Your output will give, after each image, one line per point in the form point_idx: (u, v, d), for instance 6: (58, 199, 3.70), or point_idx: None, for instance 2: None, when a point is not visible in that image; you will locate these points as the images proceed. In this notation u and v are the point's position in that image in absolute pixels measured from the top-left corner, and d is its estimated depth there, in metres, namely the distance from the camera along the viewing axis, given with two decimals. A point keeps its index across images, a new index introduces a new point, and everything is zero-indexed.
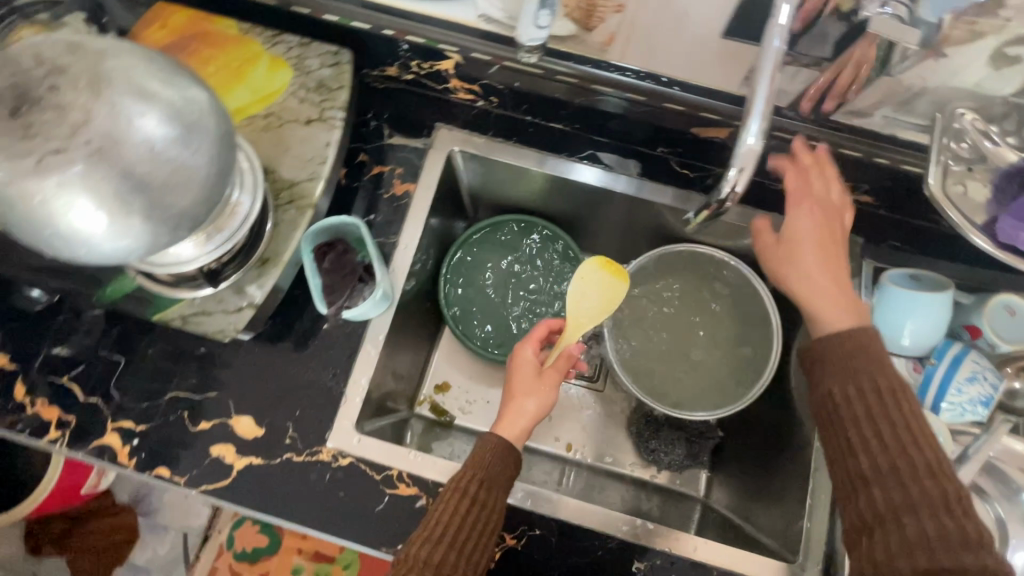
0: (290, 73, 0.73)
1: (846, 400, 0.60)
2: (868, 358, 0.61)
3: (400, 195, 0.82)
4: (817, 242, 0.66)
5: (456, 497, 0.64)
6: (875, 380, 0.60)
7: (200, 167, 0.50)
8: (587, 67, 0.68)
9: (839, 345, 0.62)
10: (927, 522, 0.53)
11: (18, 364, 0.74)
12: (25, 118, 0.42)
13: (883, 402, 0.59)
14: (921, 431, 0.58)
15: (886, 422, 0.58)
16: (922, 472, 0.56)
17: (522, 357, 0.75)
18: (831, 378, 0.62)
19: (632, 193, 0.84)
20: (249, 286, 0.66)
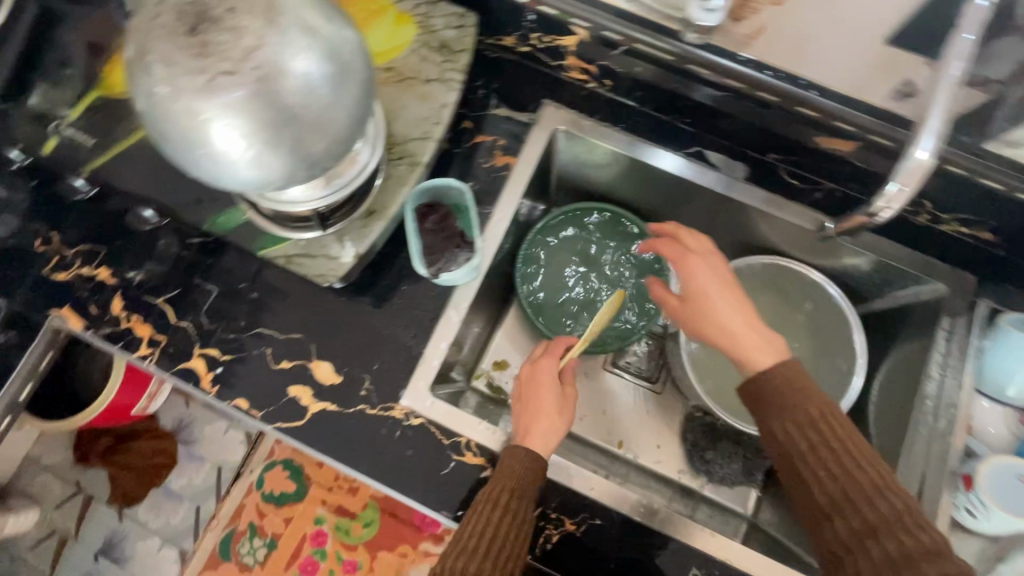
0: (414, 29, 0.73)
1: (791, 437, 0.62)
2: (799, 389, 0.63)
3: (499, 167, 0.81)
4: (720, 284, 0.72)
5: (489, 507, 0.64)
6: (811, 413, 0.62)
7: (345, 108, 0.50)
8: (721, 58, 0.65)
9: (771, 377, 0.64)
10: (892, 546, 0.56)
11: (119, 281, 0.77)
12: (202, 37, 0.43)
13: (826, 435, 0.61)
14: (862, 451, 0.60)
15: (833, 452, 0.61)
16: (874, 494, 0.58)
17: (543, 372, 0.76)
18: (773, 417, 0.63)
19: (721, 190, 0.81)
20: (353, 236, 0.67)
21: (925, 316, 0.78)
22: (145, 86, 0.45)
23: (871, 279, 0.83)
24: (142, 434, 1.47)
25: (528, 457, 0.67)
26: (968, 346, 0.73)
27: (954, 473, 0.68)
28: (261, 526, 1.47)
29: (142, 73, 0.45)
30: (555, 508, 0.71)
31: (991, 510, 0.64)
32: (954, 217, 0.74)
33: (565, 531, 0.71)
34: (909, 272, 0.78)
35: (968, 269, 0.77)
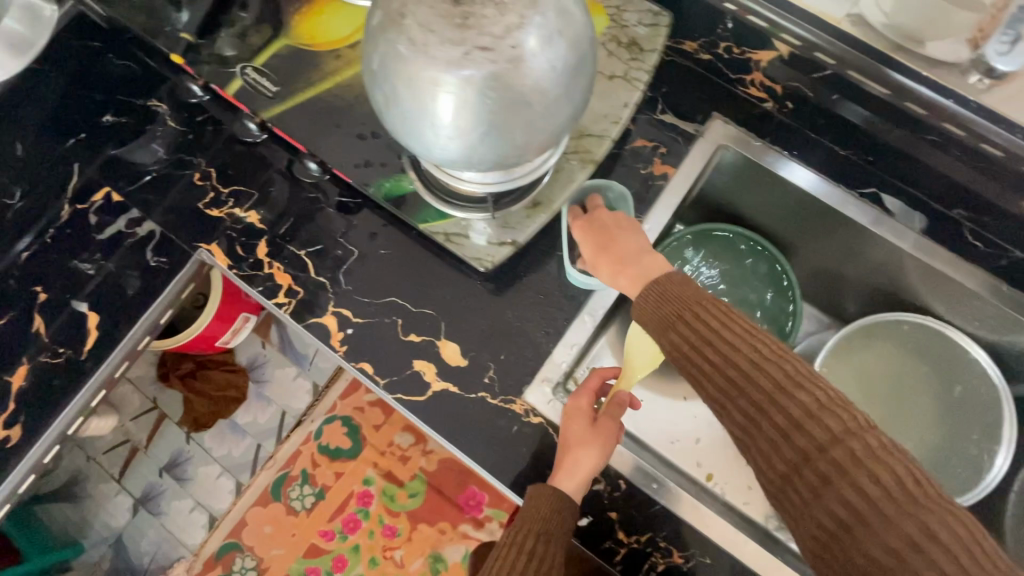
0: (606, 21, 0.70)
1: (679, 338, 0.54)
2: (678, 294, 0.57)
3: (656, 175, 0.78)
4: (605, 239, 0.67)
5: (513, 552, 0.61)
6: (688, 305, 0.55)
7: (573, 98, 0.47)
8: (949, 101, 0.60)
9: (658, 292, 0.58)
10: (788, 418, 0.48)
11: (266, 226, 0.79)
12: (467, 8, 0.41)
13: (699, 324, 0.54)
14: (745, 329, 0.52)
15: (725, 340, 0.52)
16: (766, 368, 0.50)
17: (575, 408, 0.68)
18: (668, 319, 0.56)
19: (869, 223, 0.75)
20: (516, 224, 0.66)
21: None
22: (388, 45, 0.44)
23: None
24: (218, 365, 1.43)
25: (554, 496, 0.64)
26: None
27: None
28: (312, 475, 1.48)
29: (390, 33, 0.44)
30: (665, 538, 0.69)
31: None
32: None
33: (672, 563, 0.69)
34: None
35: None
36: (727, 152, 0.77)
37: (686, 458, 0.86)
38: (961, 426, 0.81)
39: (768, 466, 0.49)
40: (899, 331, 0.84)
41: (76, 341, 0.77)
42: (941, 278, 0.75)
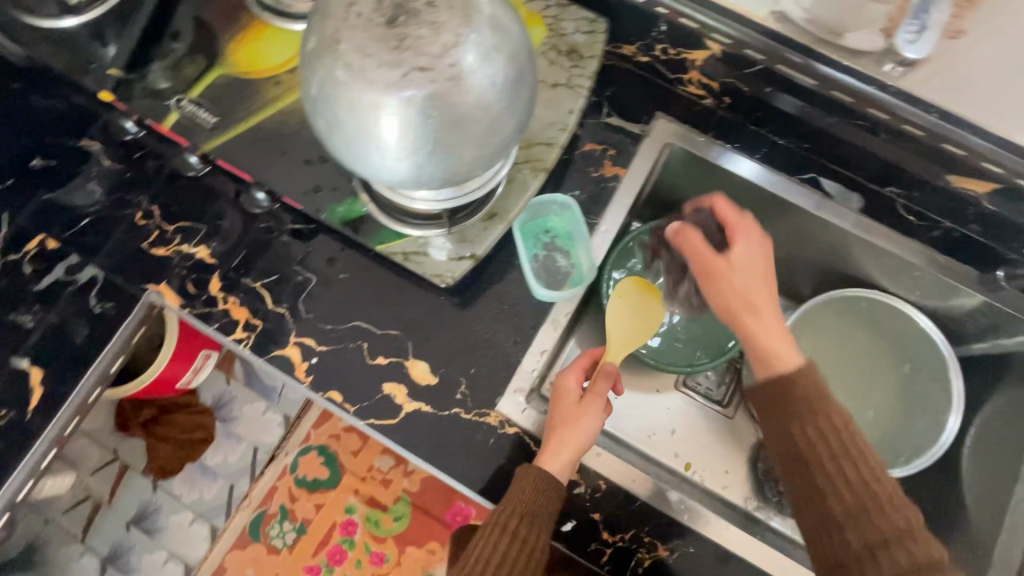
0: (544, 32, 0.72)
1: (812, 439, 0.59)
2: (819, 394, 0.60)
3: (608, 177, 0.80)
4: (757, 278, 0.65)
5: (496, 532, 0.64)
6: (812, 405, 0.59)
7: (516, 112, 0.48)
8: (871, 88, 0.63)
9: (782, 382, 0.61)
10: (902, 559, 0.54)
11: (217, 260, 0.77)
12: (401, 30, 0.41)
13: (843, 444, 0.58)
14: (880, 465, 0.58)
15: (856, 464, 0.58)
16: (886, 505, 0.56)
17: (564, 387, 0.71)
18: (792, 415, 0.60)
19: (812, 208, 0.78)
20: (473, 237, 0.66)
21: None
22: (324, 72, 0.44)
23: (976, 324, 0.80)
24: (181, 408, 1.37)
25: (541, 476, 0.64)
26: None
27: None
28: (292, 510, 1.43)
29: (326, 59, 0.43)
30: (648, 532, 0.69)
31: None
32: None
33: (657, 557, 0.69)
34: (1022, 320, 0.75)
35: None
36: (672, 149, 0.80)
37: (664, 449, 0.88)
38: (914, 392, 0.87)
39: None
40: (854, 304, 0.88)
41: (20, 400, 0.73)
42: (883, 253, 0.79)
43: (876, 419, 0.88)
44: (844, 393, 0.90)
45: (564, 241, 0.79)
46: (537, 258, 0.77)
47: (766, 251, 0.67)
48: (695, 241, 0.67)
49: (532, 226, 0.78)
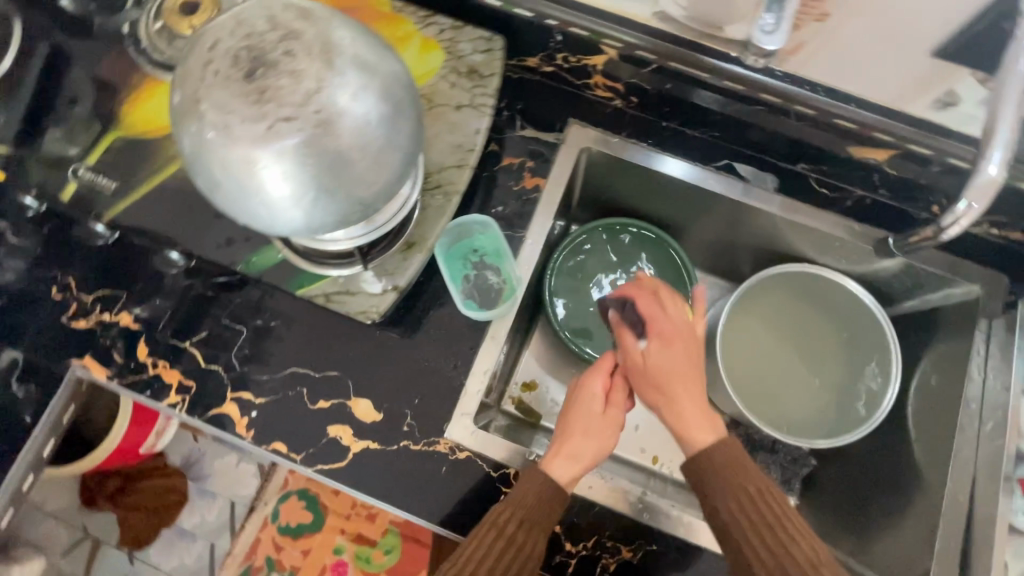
0: (442, 56, 0.72)
1: (735, 514, 0.61)
2: (739, 472, 0.62)
3: (529, 189, 0.80)
4: (676, 369, 0.66)
5: (493, 534, 0.63)
6: (728, 480, 0.62)
7: (400, 147, 0.48)
8: (758, 75, 0.66)
9: (704, 460, 0.63)
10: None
11: (141, 324, 0.75)
12: (260, 82, 0.41)
13: (763, 511, 0.61)
14: (802, 530, 0.60)
15: (777, 532, 0.60)
16: (810, 570, 0.58)
17: (591, 391, 0.70)
18: (716, 492, 0.62)
19: (738, 197, 0.81)
20: (393, 269, 0.66)
21: (962, 319, 0.78)
22: (193, 133, 0.43)
23: (901, 283, 0.83)
24: (150, 473, 1.32)
25: (546, 483, 0.65)
26: (1010, 347, 0.73)
27: (1009, 475, 0.69)
28: (278, 560, 1.36)
29: (192, 119, 0.43)
30: (610, 536, 0.70)
31: None
32: (986, 220, 0.74)
33: (622, 560, 0.69)
34: (941, 275, 0.78)
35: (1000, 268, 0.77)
36: (591, 153, 0.82)
37: (632, 445, 0.91)
38: (858, 356, 0.88)
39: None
40: (792, 278, 0.90)
41: None
42: (802, 227, 0.82)
43: (823, 386, 0.89)
44: (790, 363, 0.91)
45: (493, 258, 0.79)
46: (468, 279, 0.78)
47: (690, 341, 0.68)
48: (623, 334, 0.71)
49: (459, 247, 0.79)
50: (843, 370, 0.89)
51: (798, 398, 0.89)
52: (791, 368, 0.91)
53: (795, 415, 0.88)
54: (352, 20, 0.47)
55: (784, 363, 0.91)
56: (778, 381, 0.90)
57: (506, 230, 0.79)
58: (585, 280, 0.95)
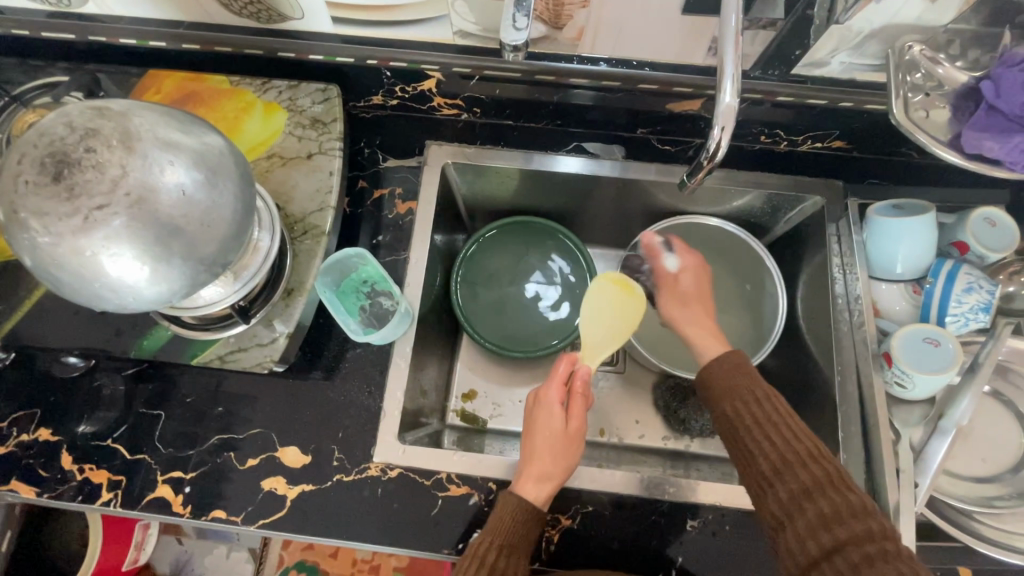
0: (285, 114, 0.78)
1: (740, 409, 0.65)
2: (744, 376, 0.68)
3: (403, 214, 0.86)
4: (691, 295, 0.82)
5: (475, 565, 0.63)
6: (746, 374, 0.68)
7: (227, 205, 0.53)
8: (562, 63, 0.73)
9: (716, 367, 0.70)
10: (826, 504, 0.55)
11: (61, 434, 0.77)
12: (68, 181, 0.45)
13: (762, 406, 0.65)
14: (805, 431, 0.62)
15: (777, 429, 0.62)
16: (810, 461, 0.58)
17: (548, 401, 0.76)
18: (724, 396, 0.68)
19: (618, 174, 0.87)
20: (278, 318, 0.70)
21: (816, 228, 0.84)
22: (25, 240, 0.47)
23: (761, 212, 0.91)
24: None
25: (517, 505, 0.67)
26: (853, 242, 0.79)
27: (876, 354, 0.74)
28: None
29: (21, 229, 0.47)
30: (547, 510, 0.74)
31: (912, 376, 0.69)
32: (806, 136, 0.81)
33: (564, 528, 0.73)
34: (790, 194, 0.84)
35: (835, 175, 0.84)
36: (456, 167, 0.88)
37: None
38: (746, 280, 0.94)
39: (793, 545, 0.55)
40: (679, 230, 0.95)
41: None
42: (658, 184, 0.88)
43: (724, 329, 0.93)
44: None
45: (382, 283, 0.81)
46: (364, 309, 0.81)
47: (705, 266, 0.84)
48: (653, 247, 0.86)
49: (349, 281, 0.81)
50: (740, 298, 0.94)
51: None
52: None
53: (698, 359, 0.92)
54: (153, 107, 0.52)
55: None
56: None
57: (390, 256, 0.84)
58: (489, 284, 0.99)
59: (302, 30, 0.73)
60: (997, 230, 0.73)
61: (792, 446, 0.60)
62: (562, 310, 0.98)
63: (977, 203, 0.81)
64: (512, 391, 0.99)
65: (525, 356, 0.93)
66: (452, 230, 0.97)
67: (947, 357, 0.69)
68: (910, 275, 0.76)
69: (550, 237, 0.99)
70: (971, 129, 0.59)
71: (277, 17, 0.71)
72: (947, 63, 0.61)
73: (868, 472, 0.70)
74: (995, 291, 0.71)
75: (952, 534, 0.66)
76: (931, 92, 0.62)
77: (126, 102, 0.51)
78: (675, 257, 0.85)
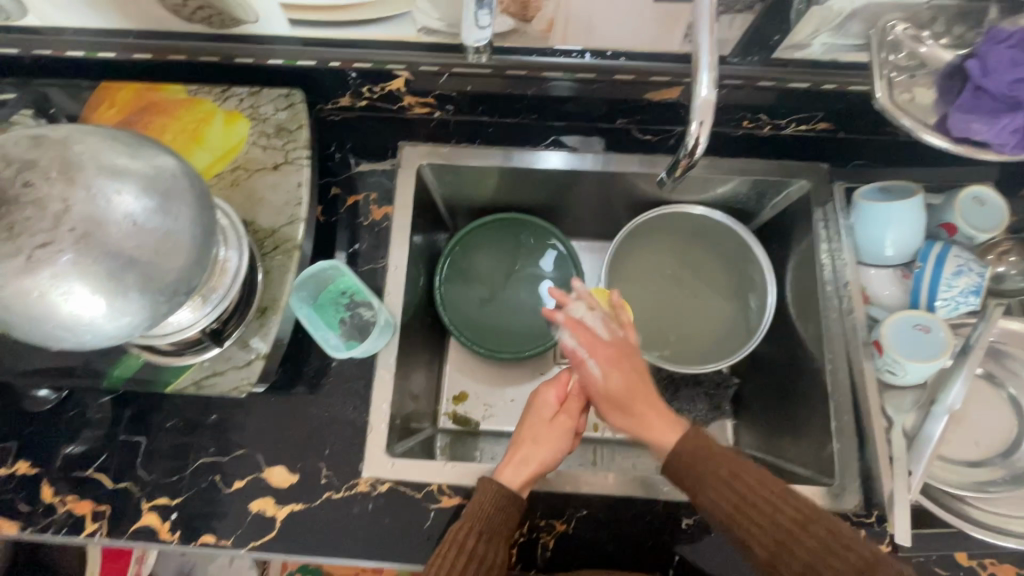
0: (247, 124, 0.75)
1: (720, 502, 0.61)
2: (707, 454, 0.64)
3: (379, 219, 0.83)
4: (626, 398, 0.69)
5: (453, 550, 0.63)
6: (711, 468, 0.63)
7: (185, 230, 0.50)
8: (533, 57, 0.70)
9: (683, 457, 0.64)
10: (835, 569, 0.56)
11: (40, 466, 0.75)
12: (7, 219, 0.42)
13: (736, 486, 0.61)
14: (775, 499, 0.60)
15: (761, 512, 0.60)
16: (802, 532, 0.58)
17: (541, 399, 0.76)
18: (701, 488, 0.63)
19: (600, 168, 0.85)
20: (253, 338, 0.68)
21: (802, 213, 0.82)
22: None
23: (746, 200, 0.89)
24: None
25: (501, 493, 0.66)
26: (840, 227, 0.77)
27: (866, 342, 0.73)
28: None
29: None
30: (541, 515, 0.73)
31: (902, 365, 0.68)
32: (790, 119, 0.79)
33: (559, 533, 0.72)
34: (776, 179, 0.82)
35: (821, 157, 0.82)
36: (431, 168, 0.86)
37: None
38: (731, 262, 0.92)
39: None
40: (667, 219, 0.92)
41: None
42: (640, 176, 0.86)
43: (716, 316, 0.91)
44: (685, 300, 0.93)
45: (361, 294, 0.79)
46: (345, 321, 0.79)
47: (629, 352, 0.71)
48: (575, 355, 0.71)
49: (327, 294, 0.79)
50: (726, 282, 0.92)
51: (687, 336, 0.90)
52: (682, 307, 0.92)
53: (681, 351, 0.89)
54: (95, 130, 0.49)
55: (678, 301, 0.93)
56: (675, 318, 0.91)
57: (368, 265, 0.82)
58: (473, 284, 0.96)
59: (259, 33, 0.69)
60: (986, 210, 0.72)
61: (784, 527, 0.58)
62: (550, 305, 0.95)
63: (965, 181, 0.79)
64: (503, 390, 0.97)
65: (519, 358, 0.90)
66: (432, 230, 0.94)
67: (936, 343, 0.68)
68: (899, 261, 0.75)
69: (529, 229, 0.96)
70: (958, 112, 0.56)
71: (230, 21, 0.67)
72: (930, 42, 0.58)
73: (863, 462, 0.69)
74: (985, 273, 0.71)
75: (945, 519, 0.66)
76: (915, 72, 0.59)
77: (67, 128, 0.48)
78: (592, 364, 0.70)
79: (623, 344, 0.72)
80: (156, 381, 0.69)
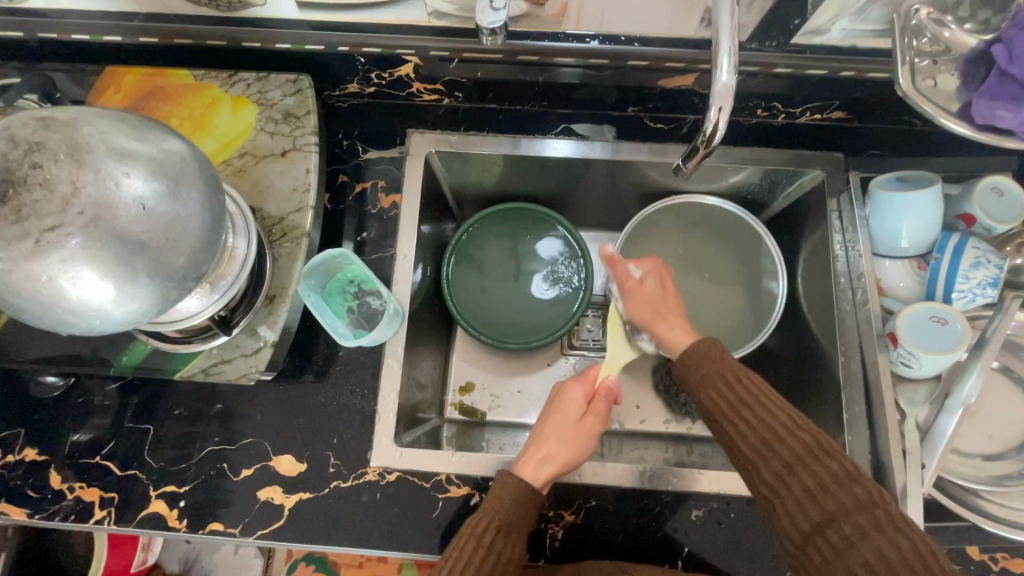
0: (255, 109, 0.74)
1: (714, 397, 0.63)
2: (720, 364, 0.65)
3: (387, 208, 0.83)
4: (655, 301, 0.76)
5: (471, 544, 0.62)
6: (717, 374, 0.64)
7: (194, 215, 0.50)
8: (545, 42, 0.69)
9: (699, 361, 0.66)
10: (810, 479, 0.56)
11: (48, 453, 0.74)
12: (14, 202, 0.41)
13: (735, 388, 0.63)
14: (777, 403, 0.60)
15: (754, 407, 0.61)
16: (787, 437, 0.58)
17: (568, 396, 0.75)
18: (701, 386, 0.65)
19: (609, 157, 0.84)
20: (261, 327, 0.68)
21: (815, 203, 0.81)
22: None
23: (758, 190, 0.87)
24: None
25: (523, 489, 0.65)
26: (855, 218, 0.76)
27: (881, 334, 0.71)
28: None
29: None
30: (550, 506, 0.72)
31: (917, 357, 0.68)
32: (804, 108, 0.77)
33: (568, 524, 0.72)
34: (789, 169, 0.81)
35: (835, 146, 0.81)
36: (440, 155, 0.84)
37: None
38: (740, 253, 0.91)
39: (787, 522, 0.56)
40: (678, 209, 0.90)
41: None
42: (651, 165, 0.85)
43: (725, 307, 0.90)
44: (695, 291, 0.92)
45: (369, 283, 0.78)
46: (353, 310, 0.78)
47: (664, 269, 0.80)
48: (613, 256, 0.79)
49: (334, 283, 0.78)
50: (736, 273, 0.91)
51: (697, 326, 0.89)
52: (692, 297, 0.91)
53: None
54: (102, 112, 0.48)
55: (688, 292, 0.92)
56: (685, 309, 0.91)
57: (376, 254, 0.81)
58: (480, 273, 0.95)
59: (268, 16, 0.68)
60: (1005, 200, 0.71)
61: (768, 427, 0.59)
62: (558, 295, 0.95)
63: (982, 172, 0.78)
64: (510, 381, 0.96)
65: (527, 348, 0.89)
66: (440, 219, 0.94)
67: (954, 335, 0.67)
68: (915, 252, 0.74)
69: (536, 218, 0.95)
70: (982, 99, 0.55)
71: (237, 5, 0.66)
72: (954, 26, 0.57)
73: (874, 454, 0.69)
74: (1004, 265, 0.70)
75: (959, 513, 0.65)
76: (938, 58, 0.58)
77: (74, 109, 0.47)
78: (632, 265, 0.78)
79: (656, 265, 0.79)
80: (164, 369, 0.69)
